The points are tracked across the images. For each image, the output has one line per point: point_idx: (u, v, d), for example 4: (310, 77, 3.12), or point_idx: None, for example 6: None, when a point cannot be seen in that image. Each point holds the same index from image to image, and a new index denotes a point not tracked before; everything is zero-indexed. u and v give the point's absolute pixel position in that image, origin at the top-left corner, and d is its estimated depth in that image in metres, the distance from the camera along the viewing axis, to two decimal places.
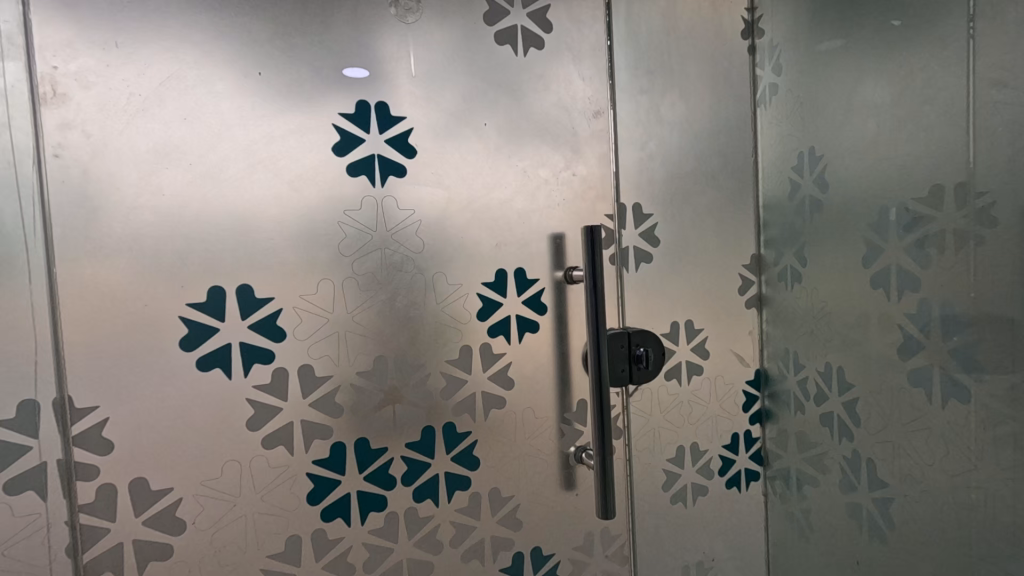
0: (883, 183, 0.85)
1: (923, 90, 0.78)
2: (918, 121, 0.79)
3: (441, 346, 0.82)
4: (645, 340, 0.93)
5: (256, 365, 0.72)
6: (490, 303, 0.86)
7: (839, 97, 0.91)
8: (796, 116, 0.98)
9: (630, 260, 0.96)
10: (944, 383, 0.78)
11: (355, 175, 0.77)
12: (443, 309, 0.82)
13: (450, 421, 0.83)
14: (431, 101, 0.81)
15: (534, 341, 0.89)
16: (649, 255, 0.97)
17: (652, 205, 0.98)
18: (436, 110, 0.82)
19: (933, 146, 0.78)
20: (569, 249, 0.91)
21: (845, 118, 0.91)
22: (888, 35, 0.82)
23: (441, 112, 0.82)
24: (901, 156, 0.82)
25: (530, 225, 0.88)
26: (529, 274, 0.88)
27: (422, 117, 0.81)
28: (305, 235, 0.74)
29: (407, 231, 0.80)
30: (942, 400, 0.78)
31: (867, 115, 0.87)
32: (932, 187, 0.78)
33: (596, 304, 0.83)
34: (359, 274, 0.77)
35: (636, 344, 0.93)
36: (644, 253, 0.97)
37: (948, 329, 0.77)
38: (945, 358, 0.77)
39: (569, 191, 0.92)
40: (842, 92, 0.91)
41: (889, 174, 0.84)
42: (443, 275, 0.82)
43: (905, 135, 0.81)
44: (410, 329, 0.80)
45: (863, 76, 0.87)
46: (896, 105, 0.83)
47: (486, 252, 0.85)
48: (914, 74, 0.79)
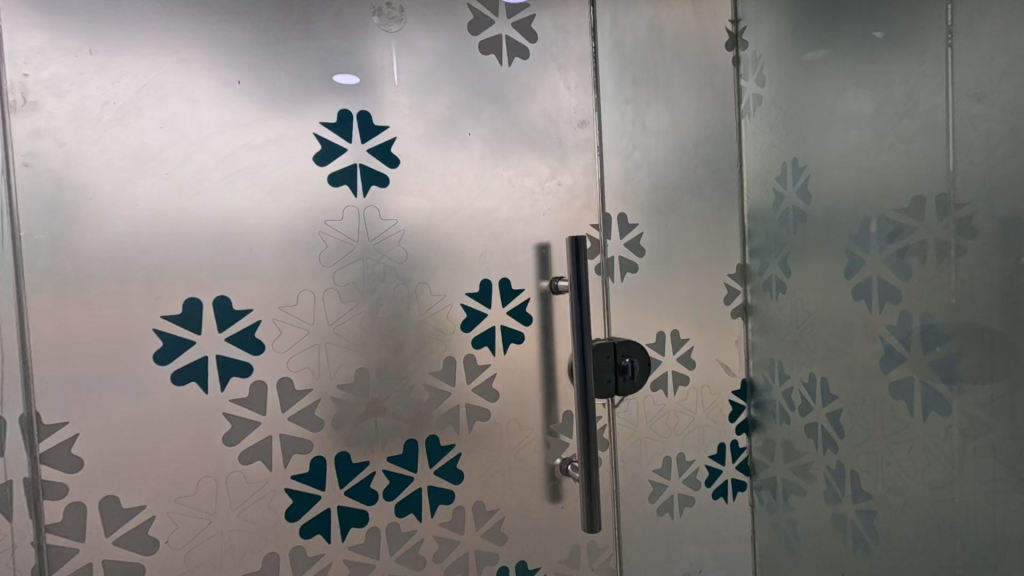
0: (866, 194, 0.86)
1: (904, 102, 0.79)
2: (899, 133, 0.80)
3: (425, 358, 0.81)
4: (632, 351, 0.92)
5: (233, 379, 0.70)
6: (474, 313, 0.85)
7: (822, 109, 0.93)
8: (780, 126, 0.99)
9: (616, 270, 0.95)
10: (925, 394, 0.78)
11: (336, 186, 0.76)
12: (426, 320, 0.81)
13: (433, 434, 0.82)
14: (414, 110, 0.81)
15: (520, 352, 0.88)
16: (635, 264, 0.97)
17: (638, 216, 0.97)
18: (420, 119, 0.81)
19: (913, 157, 0.78)
20: (554, 259, 0.90)
21: (829, 129, 0.92)
22: (869, 48, 0.84)
23: (426, 121, 0.82)
24: (883, 168, 0.83)
25: (515, 235, 0.88)
26: (514, 285, 0.88)
27: (407, 127, 0.80)
28: (285, 246, 0.73)
29: (391, 241, 0.79)
30: (924, 411, 0.78)
31: (849, 126, 0.88)
32: (913, 198, 0.78)
33: (581, 315, 0.83)
34: (341, 284, 0.76)
35: (622, 355, 0.91)
36: (630, 263, 0.97)
37: (929, 340, 0.77)
38: (927, 369, 0.77)
39: (555, 201, 0.91)
40: (825, 104, 0.92)
41: (872, 185, 0.85)
42: (427, 285, 0.81)
43: (886, 146, 0.82)
44: (393, 340, 0.79)
45: (845, 89, 0.88)
46: (878, 117, 0.84)
47: (471, 262, 0.85)
48: (895, 86, 0.81)
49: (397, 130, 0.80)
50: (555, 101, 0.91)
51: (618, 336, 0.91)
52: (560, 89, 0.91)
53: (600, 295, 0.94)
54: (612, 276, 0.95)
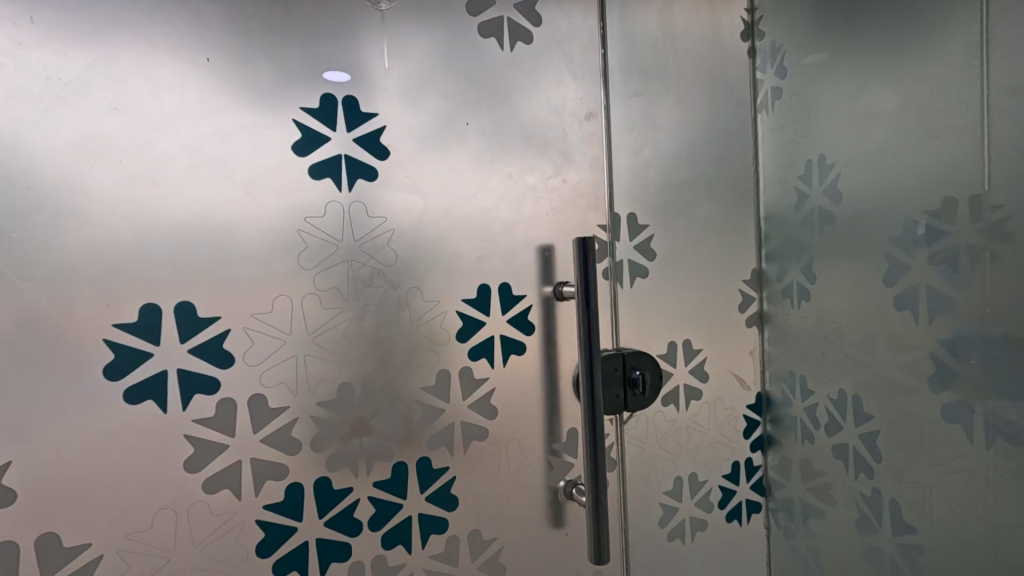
0: (893, 196, 0.78)
1: (934, 95, 0.73)
2: (928, 129, 0.74)
3: (415, 371, 0.73)
4: (641, 362, 0.84)
5: (196, 396, 0.62)
6: (471, 322, 0.77)
7: (841, 104, 0.85)
8: (797, 123, 0.92)
9: (625, 274, 0.87)
10: (986, 419, 0.69)
11: (318, 179, 0.68)
12: (416, 330, 0.73)
13: (425, 455, 0.73)
14: (407, 98, 0.73)
15: (521, 364, 0.80)
16: (645, 268, 0.90)
17: (647, 218, 0.90)
18: (413, 107, 0.74)
19: (943, 157, 0.72)
20: (558, 262, 0.83)
21: (851, 125, 0.84)
22: (894, 39, 0.77)
23: (419, 110, 0.74)
24: (911, 167, 0.76)
25: (516, 236, 0.80)
26: (514, 291, 0.80)
27: (399, 115, 0.73)
28: (259, 246, 0.65)
29: (378, 241, 0.71)
30: (986, 439, 0.69)
31: (873, 122, 0.81)
32: (944, 200, 0.72)
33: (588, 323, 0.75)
34: (322, 290, 0.68)
35: (632, 367, 0.83)
36: (639, 267, 0.89)
37: (989, 356, 0.68)
38: (983, 390, 0.68)
39: (559, 200, 0.84)
40: (846, 98, 0.85)
41: (899, 186, 0.78)
42: (419, 290, 0.74)
43: (913, 144, 0.75)
44: (380, 351, 0.71)
45: (868, 82, 0.81)
46: (904, 112, 0.77)
47: (468, 266, 0.77)
48: (925, 79, 0.74)
49: (387, 119, 0.72)
50: (559, 91, 0.84)
51: (627, 346, 0.83)
52: (565, 78, 0.84)
53: (607, 303, 0.86)
54: (621, 280, 0.86)
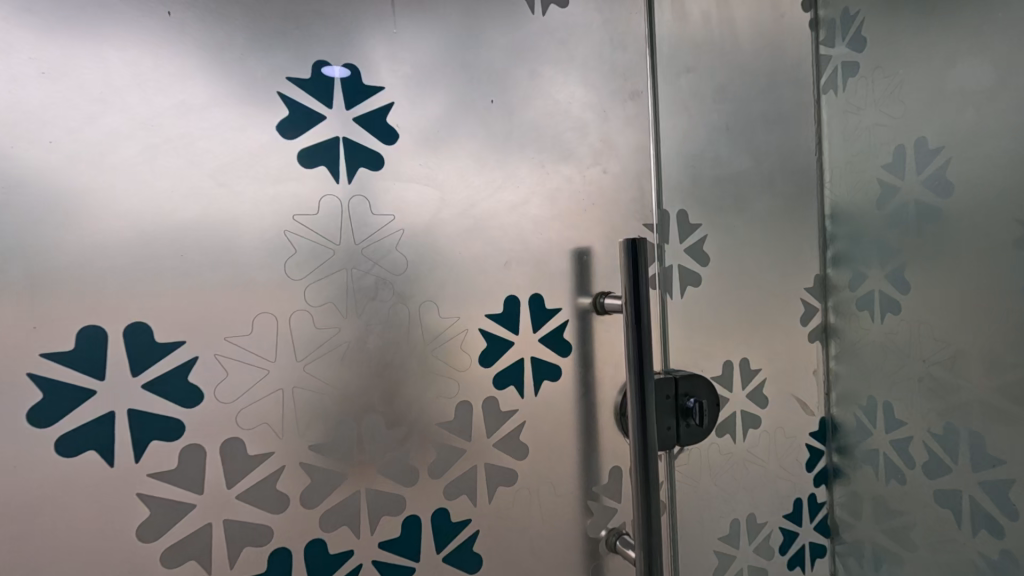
0: (1000, 190, 0.58)
1: None
2: None
3: (428, 403, 0.60)
4: (696, 388, 0.72)
5: (154, 444, 0.48)
6: (497, 342, 0.64)
7: (922, 78, 0.66)
8: (867, 102, 0.73)
9: (674, 283, 0.75)
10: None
11: (310, 167, 0.54)
12: (430, 352, 0.60)
13: (442, 506, 0.60)
14: (422, 69, 0.60)
15: (555, 392, 0.67)
16: (699, 276, 0.76)
17: (698, 216, 0.77)
18: (427, 78, 0.60)
19: None
20: (598, 269, 0.70)
21: (934, 102, 0.65)
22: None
23: (434, 82, 0.61)
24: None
25: (549, 237, 0.67)
26: (547, 303, 0.67)
27: (412, 89, 0.59)
28: (235, 250, 0.51)
29: (384, 244, 0.58)
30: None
31: (966, 98, 0.62)
32: None
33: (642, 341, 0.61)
34: (315, 305, 0.54)
35: (686, 394, 0.71)
36: (694, 273, 0.76)
37: None
38: None
39: (598, 193, 0.71)
40: (928, 70, 0.65)
41: (1010, 178, 0.57)
42: (434, 304, 0.60)
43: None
44: (386, 379, 0.58)
45: (958, 51, 0.62)
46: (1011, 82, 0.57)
47: (492, 273, 0.64)
48: None
49: (398, 94, 0.59)
50: (597, 65, 0.71)
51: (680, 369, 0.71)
52: (603, 49, 0.71)
53: (657, 320, 0.75)
54: (669, 290, 0.75)
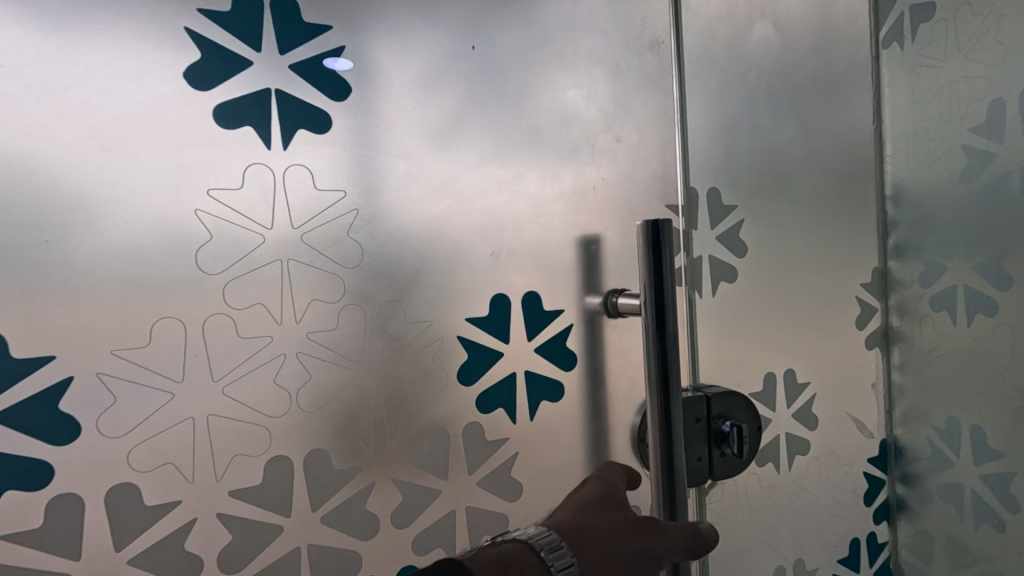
0: None
1: None
2: None
3: (388, 432, 0.47)
4: (732, 408, 0.57)
5: (13, 493, 0.37)
6: (482, 353, 0.51)
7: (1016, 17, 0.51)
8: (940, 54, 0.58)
9: (703, 276, 0.59)
10: None
11: (232, 127, 0.42)
12: (392, 368, 0.47)
13: (412, 562, 0.48)
14: (430, 70, 0.49)
15: (554, 414, 0.54)
16: (734, 266, 0.62)
17: (732, 197, 0.62)
18: (434, 78, 0.49)
19: None
20: (610, 262, 0.57)
21: None
22: None
23: (442, 80, 0.50)
24: None
25: (548, 221, 0.54)
26: (547, 304, 0.54)
27: (416, 94, 0.48)
28: (127, 236, 0.39)
29: (331, 229, 0.45)
30: None
31: None
32: None
33: (663, 354, 0.47)
34: (238, 308, 0.42)
35: (721, 416, 0.56)
36: (727, 263, 0.62)
37: None
38: None
39: (611, 166, 0.57)
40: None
41: None
42: (399, 305, 0.47)
43: None
44: (332, 403, 0.45)
45: None
46: None
47: (476, 267, 0.51)
48: None
49: (394, 96, 0.47)
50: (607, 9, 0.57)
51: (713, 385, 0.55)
52: None
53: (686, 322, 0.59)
54: (699, 285, 0.59)
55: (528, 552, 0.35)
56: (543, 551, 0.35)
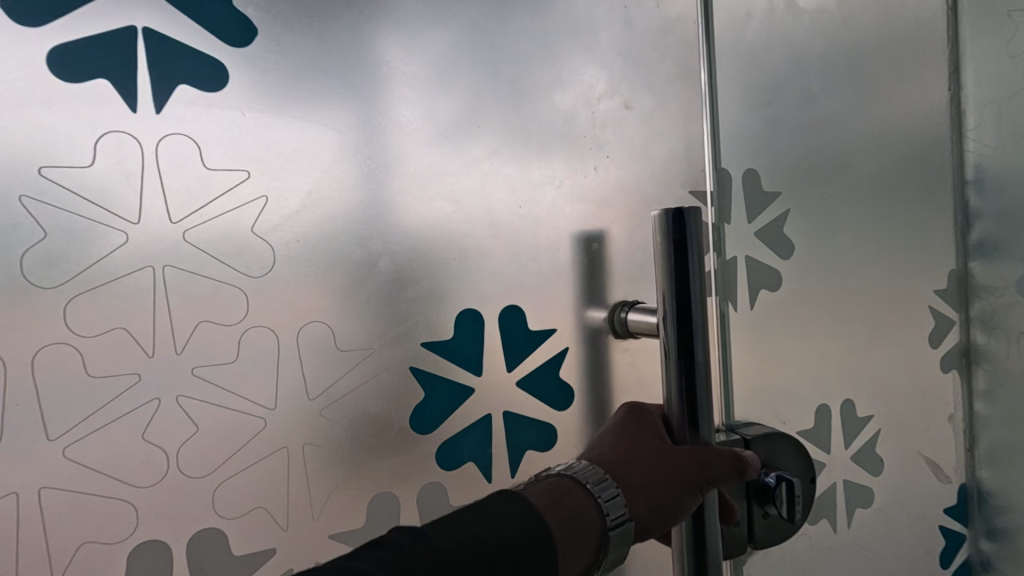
0: None
1: None
2: None
3: (310, 499, 0.34)
4: (777, 454, 0.40)
5: None
6: (447, 389, 0.38)
7: None
8: None
9: (738, 283, 0.44)
10: None
11: (76, 80, 0.29)
12: (316, 414, 0.34)
13: None
14: (440, 67, 0.38)
15: (543, 466, 0.42)
16: (782, 268, 0.45)
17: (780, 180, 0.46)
18: (446, 77, 0.38)
19: None
20: (618, 266, 0.44)
21: None
22: None
23: (457, 80, 0.38)
24: None
25: (537, 212, 0.41)
26: (535, 322, 0.41)
27: (417, 94, 0.37)
28: (90, 244, 0.30)
29: (225, 224, 0.32)
30: None
31: None
32: None
33: (687, 389, 0.32)
34: (89, 334, 0.30)
35: (764, 465, 0.40)
36: (771, 265, 0.45)
37: None
38: None
39: (619, 142, 0.44)
40: None
41: None
42: (329, 328, 0.35)
43: None
44: (229, 464, 0.32)
45: None
46: None
47: (438, 274, 0.38)
48: None
49: (382, 92, 0.36)
50: None
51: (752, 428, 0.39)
52: None
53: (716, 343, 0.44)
54: (732, 292, 0.44)
55: (569, 484, 0.28)
56: (591, 483, 0.27)
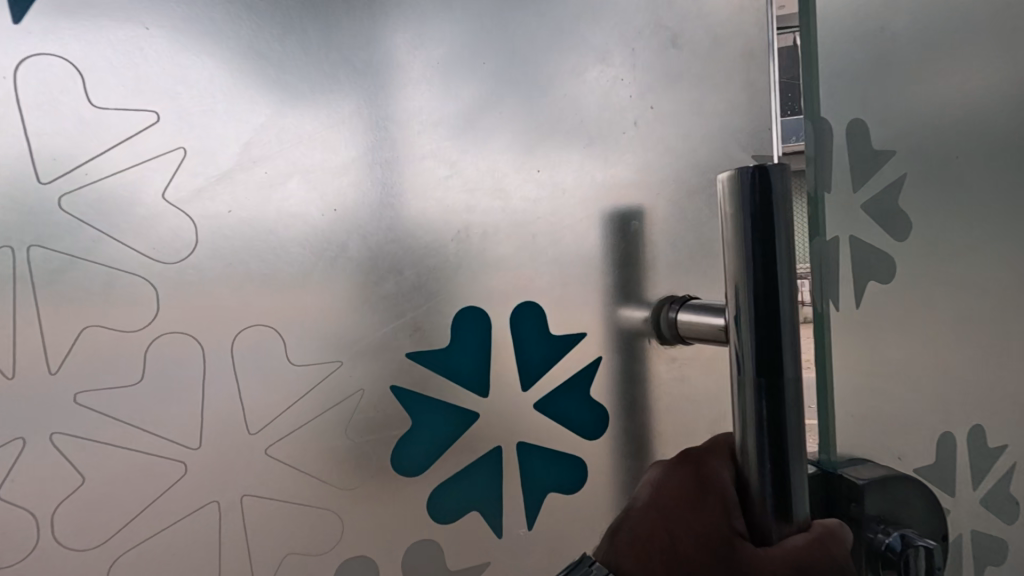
0: None
1: None
2: None
3: (250, 573, 0.25)
4: (902, 502, 0.21)
5: None
6: (440, 416, 0.28)
7: None
8: None
9: (841, 265, 0.22)
10: None
11: None
12: (257, 454, 0.25)
13: None
14: (470, 41, 0.29)
15: (568, 512, 0.32)
16: (896, 264, 0.23)
17: (887, 117, 0.24)
18: (474, 52, 0.29)
19: None
20: (663, 252, 0.34)
21: None
22: None
23: (489, 56, 0.29)
24: None
25: (559, 180, 0.31)
26: (557, 324, 0.31)
27: (415, 25, 0.27)
28: None
29: (121, 188, 0.23)
30: None
31: None
32: None
33: (770, 422, 0.22)
34: None
35: (879, 517, 0.21)
36: (881, 244, 0.23)
37: None
38: None
39: (666, 90, 0.34)
40: None
41: None
42: (276, 336, 0.25)
43: None
44: (132, 530, 0.23)
45: None
46: None
47: (428, 260, 0.28)
48: None
49: (358, 12, 0.26)
50: None
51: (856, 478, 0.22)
52: None
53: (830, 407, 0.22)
54: (833, 282, 0.22)
55: None
56: None
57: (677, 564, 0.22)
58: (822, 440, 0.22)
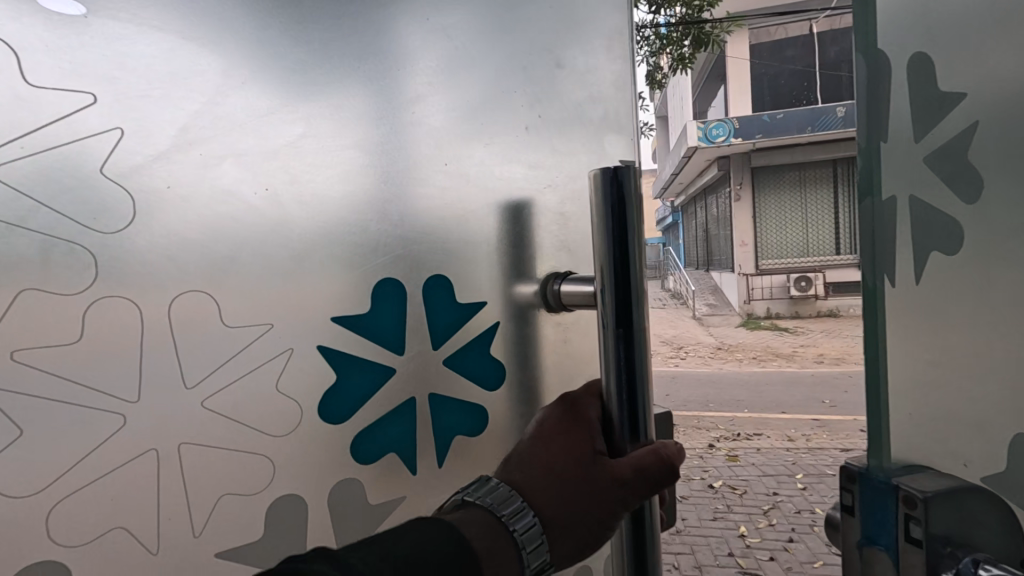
0: None
1: None
2: None
3: (188, 511, 0.27)
4: (968, 520, 0.26)
5: None
6: (360, 372, 0.33)
7: None
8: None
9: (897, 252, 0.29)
10: None
11: None
12: (193, 406, 0.28)
13: None
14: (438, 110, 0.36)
15: (470, 451, 0.38)
16: (964, 231, 0.27)
17: (957, 74, 0.27)
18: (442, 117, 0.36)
19: None
20: (548, 236, 0.41)
21: None
22: None
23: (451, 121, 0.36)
24: None
25: (465, 174, 0.37)
26: (461, 294, 0.37)
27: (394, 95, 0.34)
28: None
29: (59, 160, 0.25)
30: None
31: None
32: None
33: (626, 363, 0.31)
34: None
35: (948, 539, 0.25)
36: (953, 216, 0.28)
37: None
38: None
39: (551, 104, 0.41)
40: None
41: None
42: (212, 300, 0.28)
43: None
44: (70, 478, 0.25)
45: None
46: None
47: (352, 238, 0.32)
48: None
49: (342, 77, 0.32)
50: None
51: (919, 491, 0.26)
52: None
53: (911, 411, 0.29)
54: (885, 263, 0.29)
55: (488, 514, 0.27)
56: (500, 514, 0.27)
57: (552, 475, 0.29)
58: (874, 444, 0.29)
